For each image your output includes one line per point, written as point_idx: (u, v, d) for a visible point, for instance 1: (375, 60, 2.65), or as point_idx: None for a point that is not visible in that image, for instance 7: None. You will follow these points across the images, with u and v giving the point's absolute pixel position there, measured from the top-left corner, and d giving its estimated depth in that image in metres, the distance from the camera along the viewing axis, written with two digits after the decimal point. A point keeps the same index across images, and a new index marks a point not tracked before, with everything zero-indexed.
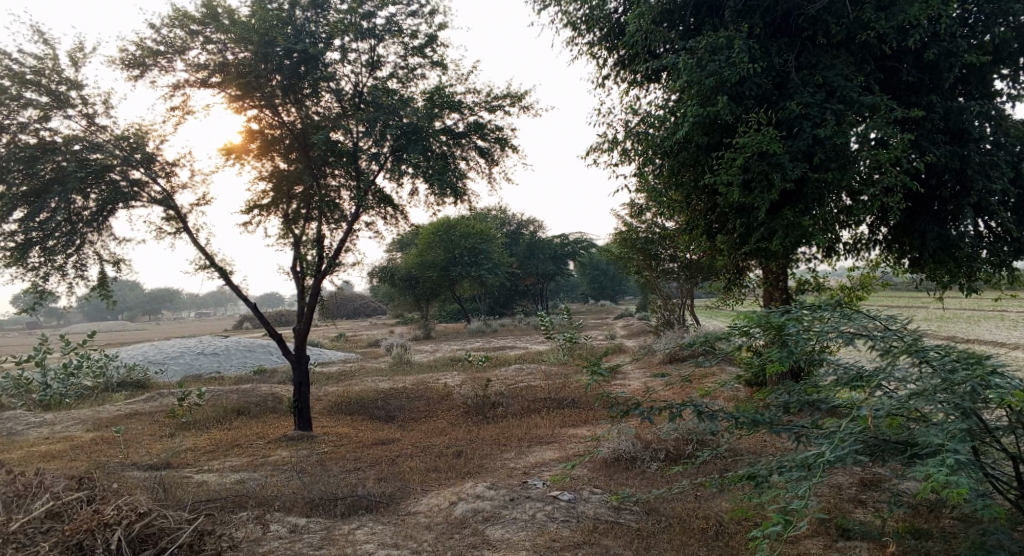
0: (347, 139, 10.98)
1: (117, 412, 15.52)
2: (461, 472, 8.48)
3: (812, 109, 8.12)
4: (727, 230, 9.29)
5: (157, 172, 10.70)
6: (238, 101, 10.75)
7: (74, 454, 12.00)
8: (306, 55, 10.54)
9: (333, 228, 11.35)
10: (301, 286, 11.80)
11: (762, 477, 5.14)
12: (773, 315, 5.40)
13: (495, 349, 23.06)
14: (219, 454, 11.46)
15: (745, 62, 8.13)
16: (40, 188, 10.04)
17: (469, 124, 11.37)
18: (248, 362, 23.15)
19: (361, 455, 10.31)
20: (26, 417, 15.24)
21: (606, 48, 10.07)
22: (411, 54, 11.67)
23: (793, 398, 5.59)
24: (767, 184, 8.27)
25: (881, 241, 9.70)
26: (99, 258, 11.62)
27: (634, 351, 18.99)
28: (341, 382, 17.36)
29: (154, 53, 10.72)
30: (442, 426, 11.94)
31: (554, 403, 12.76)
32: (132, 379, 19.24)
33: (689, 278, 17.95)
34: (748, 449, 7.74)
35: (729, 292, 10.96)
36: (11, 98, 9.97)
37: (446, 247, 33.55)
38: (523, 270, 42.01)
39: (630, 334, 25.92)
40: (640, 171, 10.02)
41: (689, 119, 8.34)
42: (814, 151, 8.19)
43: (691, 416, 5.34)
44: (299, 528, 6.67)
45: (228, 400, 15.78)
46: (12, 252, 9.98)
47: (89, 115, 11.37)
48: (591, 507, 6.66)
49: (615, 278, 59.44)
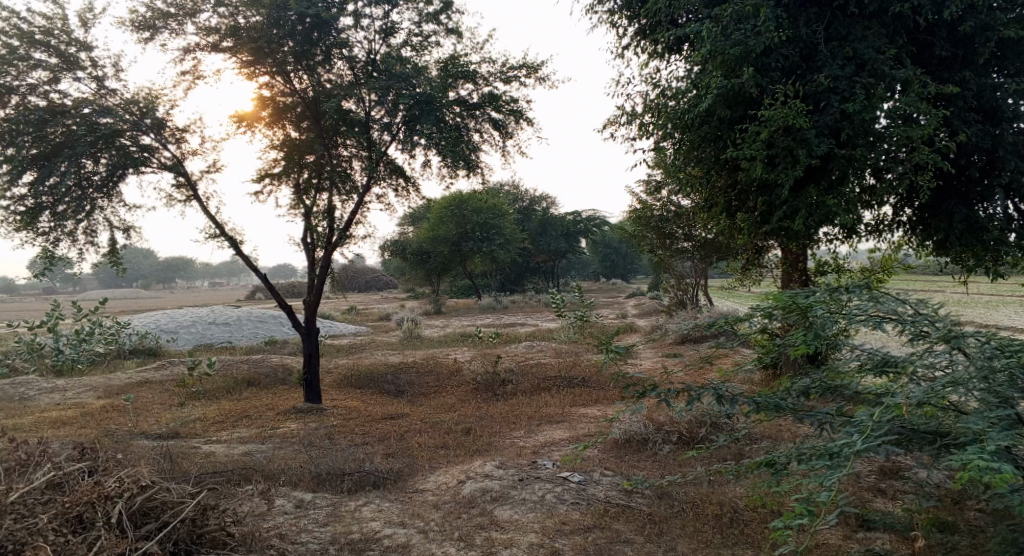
0: (359, 108, 10.76)
1: (128, 380, 15.54)
2: (470, 450, 8.36)
3: (840, 83, 7.85)
4: (748, 208, 9.04)
5: (168, 138, 10.55)
6: (249, 67, 10.55)
7: (83, 421, 11.97)
8: (318, 21, 10.31)
9: (345, 200, 11.16)
10: (312, 258, 11.65)
11: (782, 464, 4.96)
12: (798, 296, 5.17)
13: (505, 326, 22.97)
14: (228, 425, 11.41)
15: (772, 32, 7.84)
16: (51, 152, 9.89)
17: (483, 96, 11.11)
18: (260, 332, 23.13)
19: (370, 430, 10.22)
20: (38, 383, 15.27)
21: (627, 17, 9.77)
22: (426, 22, 11.41)
23: (815, 383, 5.34)
24: (791, 160, 8.01)
25: (906, 222, 9.42)
26: (109, 224, 11.51)
27: (645, 330, 18.81)
28: (350, 355, 17.30)
29: (165, 16, 10.51)
30: (452, 403, 11.82)
31: (565, 382, 12.62)
32: (145, 346, 19.28)
33: (703, 258, 17.72)
34: (763, 434, 7.58)
35: (746, 272, 10.74)
36: (21, 59, 9.80)
37: (459, 222, 33.36)
38: (534, 247, 41.80)
39: (641, 314, 25.74)
40: (659, 145, 9.78)
41: (713, 92, 8.07)
42: (841, 127, 7.92)
43: (710, 399, 5.15)
44: (305, 504, 6.58)
45: (238, 370, 15.76)
46: (23, 217, 9.86)
47: (100, 78, 11.20)
48: (602, 490, 6.52)
49: (627, 257, 59.15)
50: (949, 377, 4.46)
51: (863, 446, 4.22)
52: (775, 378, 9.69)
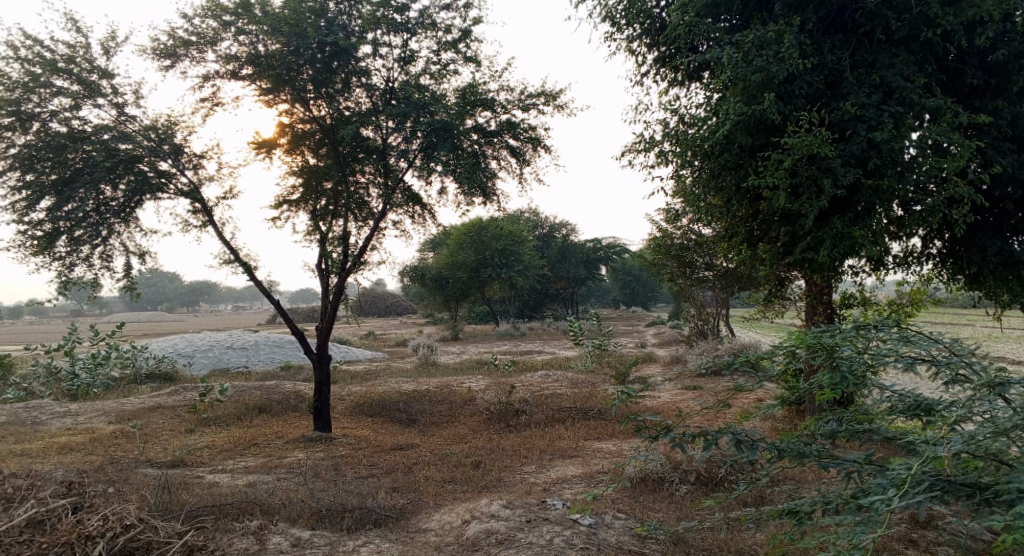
0: (376, 135, 10.59)
1: (141, 405, 15.37)
2: (479, 486, 8.03)
3: (868, 111, 7.55)
4: (771, 239, 8.72)
5: (184, 163, 10.45)
6: (267, 94, 10.45)
7: (91, 447, 11.78)
8: (337, 48, 10.20)
9: (360, 226, 10.98)
10: (325, 285, 11.43)
11: (806, 514, 4.61)
12: (823, 335, 4.85)
13: (522, 354, 22.66)
14: (235, 453, 11.17)
15: (796, 59, 7.58)
16: (70, 178, 9.80)
17: (500, 123, 10.93)
18: (277, 357, 22.95)
19: (378, 461, 9.91)
20: (51, 406, 15.14)
21: (646, 44, 9.56)
22: (444, 49, 11.29)
23: (842, 426, 4.96)
24: (815, 190, 7.70)
25: (935, 255, 9.04)
26: (123, 248, 11.41)
27: (665, 361, 18.40)
28: (364, 382, 17.03)
29: (185, 43, 10.46)
30: (464, 434, 11.51)
31: (580, 414, 12.26)
32: (160, 371, 19.15)
33: (725, 287, 17.36)
34: (788, 477, 7.20)
35: (769, 304, 10.39)
36: (42, 85, 9.76)
37: (478, 248, 33.22)
38: (554, 274, 41.53)
39: (661, 343, 25.33)
40: (678, 173, 9.50)
41: (734, 118, 7.81)
42: (869, 156, 7.62)
43: (728, 444, 4.81)
44: (302, 542, 6.29)
45: (251, 396, 15.55)
46: (39, 242, 9.75)
47: (118, 104, 11.16)
48: (614, 534, 6.17)
49: (648, 285, 58.70)
50: (994, 427, 4.11)
51: (898, 503, 3.85)
52: (799, 416, 9.28)
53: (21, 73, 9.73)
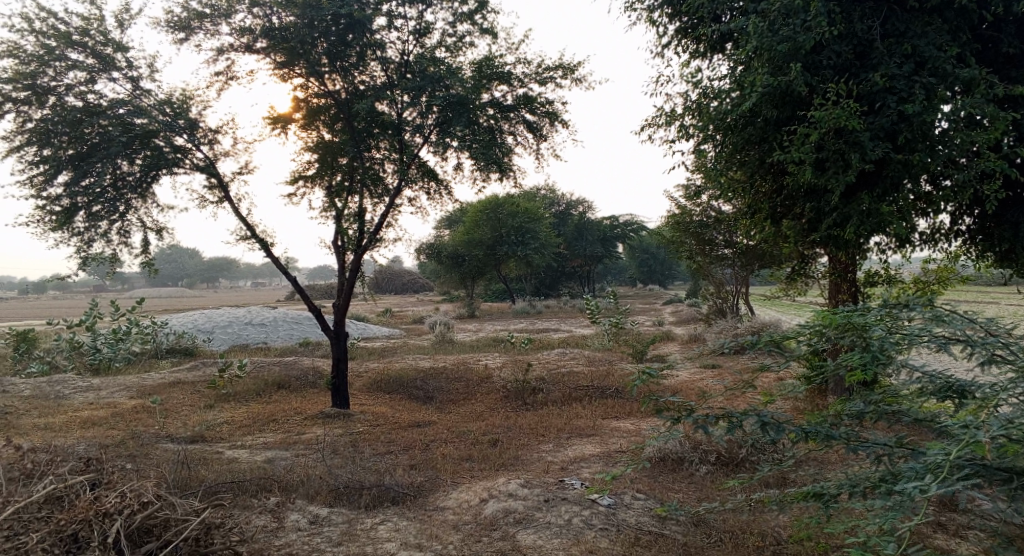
0: (392, 110, 10.46)
1: (161, 380, 15.48)
2: (496, 464, 7.98)
3: (898, 82, 7.33)
4: (795, 215, 8.54)
5: (200, 138, 10.39)
6: (282, 68, 10.34)
7: (112, 422, 11.87)
8: (352, 21, 10.05)
9: (376, 203, 10.89)
10: (342, 262, 11.37)
11: (832, 497, 4.52)
12: (854, 314, 4.71)
13: (538, 331, 22.59)
14: (254, 428, 11.21)
15: (824, 28, 7.36)
16: (86, 152, 9.76)
17: (518, 97, 10.75)
18: (295, 333, 23.03)
19: (395, 438, 9.90)
20: (73, 381, 15.28)
21: (667, 15, 9.34)
22: (460, 21, 11.11)
23: (869, 407, 4.85)
24: (842, 165, 7.50)
25: (964, 232, 8.83)
26: (142, 224, 11.41)
27: (682, 339, 18.26)
28: (381, 359, 17.04)
29: (200, 16, 10.35)
30: (480, 411, 11.47)
31: (597, 392, 12.18)
32: (181, 346, 19.29)
33: (744, 265, 17.15)
34: (810, 458, 7.08)
35: (791, 282, 10.22)
36: (58, 59, 9.70)
37: (494, 225, 33.11)
38: (571, 251, 41.36)
39: (679, 322, 25.17)
40: (700, 148, 9.32)
41: (759, 90, 7.61)
42: (898, 129, 7.41)
43: (753, 426, 4.70)
44: (320, 520, 6.28)
45: (269, 372, 15.61)
46: (58, 217, 9.75)
47: (134, 78, 11.11)
48: (633, 515, 6.10)
49: (665, 263, 58.33)
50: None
51: (934, 487, 3.73)
52: (824, 397, 9.09)
53: (36, 46, 9.66)
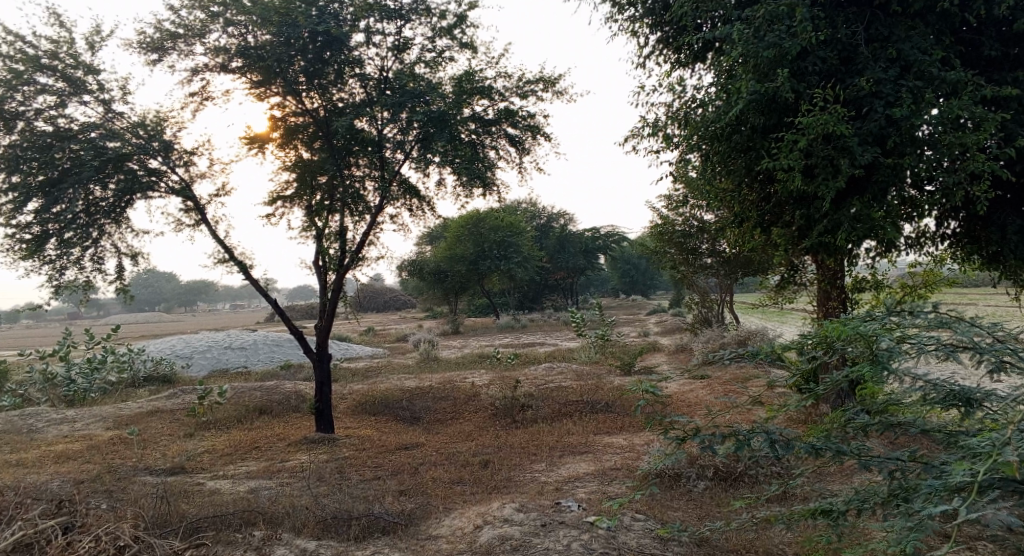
0: (371, 127, 10.27)
1: (139, 409, 15.06)
2: (489, 487, 7.75)
3: (885, 86, 7.28)
4: (784, 223, 8.43)
5: (175, 161, 10.13)
6: (258, 88, 10.13)
7: (89, 455, 11.49)
8: (329, 38, 9.87)
9: (357, 222, 10.66)
10: (323, 283, 11.12)
11: (844, 515, 4.35)
12: (859, 324, 4.58)
13: (524, 346, 22.37)
14: (236, 457, 10.89)
15: (809, 33, 7.29)
16: (57, 178, 9.47)
17: (498, 111, 10.60)
18: (276, 356, 22.64)
19: (383, 462, 9.64)
20: (47, 413, 14.83)
21: (649, 25, 9.24)
22: (438, 37, 10.97)
23: (875, 420, 4.69)
24: (831, 171, 7.42)
25: (950, 236, 8.78)
26: (116, 250, 11.10)
27: (670, 350, 18.12)
28: (365, 380, 16.73)
29: (173, 36, 10.12)
30: (469, 431, 11.23)
31: (587, 407, 11.99)
32: (159, 373, 18.86)
33: (729, 274, 17.08)
34: (809, 469, 6.92)
35: (779, 290, 10.10)
36: (27, 83, 9.42)
37: (476, 241, 32.96)
38: (553, 264, 41.25)
39: (665, 332, 25.05)
40: (685, 157, 9.21)
41: (745, 97, 7.51)
42: (887, 134, 7.35)
43: (761, 444, 4.55)
44: (307, 554, 6.03)
45: (251, 398, 15.26)
46: (28, 245, 9.44)
47: (106, 101, 10.84)
48: (634, 537, 5.90)
49: (646, 273, 58.39)
50: None
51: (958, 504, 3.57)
52: (809, 418, 8.78)
53: (4, 70, 9.38)
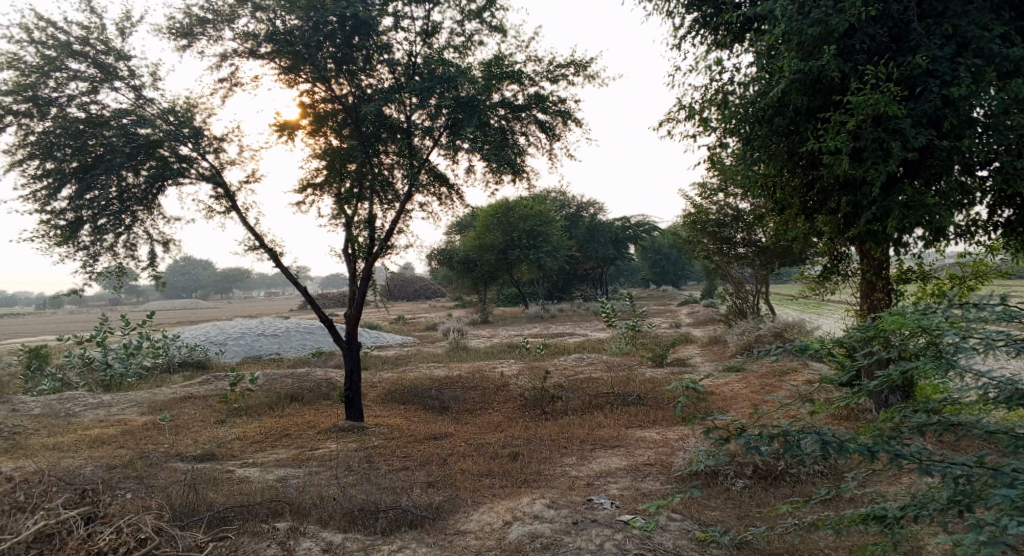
0: (400, 113, 10.10)
1: (172, 395, 15.14)
2: (518, 481, 7.56)
3: (941, 65, 6.94)
4: (829, 210, 8.10)
5: (206, 147, 10.06)
6: (288, 73, 10.02)
7: (123, 440, 11.54)
8: (359, 22, 9.71)
9: (386, 209, 10.52)
10: (353, 270, 10.97)
11: (898, 523, 4.09)
12: (920, 317, 4.31)
13: (553, 336, 22.13)
14: (266, 444, 10.85)
15: (857, 9, 6.96)
16: (90, 164, 9.43)
17: (529, 96, 10.36)
18: (308, 343, 22.69)
19: (411, 452, 9.51)
20: (83, 397, 14.96)
21: (684, 5, 8.92)
22: (468, 19, 10.73)
23: (933, 420, 4.40)
24: (881, 154, 7.12)
25: (1004, 224, 8.33)
26: (148, 237, 11.10)
27: (703, 342, 17.76)
28: (394, 368, 16.64)
29: (202, 21, 10.03)
30: (498, 422, 11.05)
31: (619, 399, 11.74)
32: (193, 359, 18.99)
33: (764, 264, 16.66)
34: (854, 469, 6.62)
35: (820, 282, 9.74)
36: (59, 69, 9.38)
37: (505, 229, 32.78)
38: (583, 254, 40.87)
39: (697, 323, 24.63)
40: (723, 143, 8.90)
41: (789, 76, 7.20)
42: (942, 115, 7.02)
43: (812, 445, 4.34)
44: (333, 548, 5.91)
45: (282, 384, 15.26)
46: (63, 231, 9.44)
47: (137, 86, 10.81)
48: (670, 538, 5.69)
49: (678, 264, 57.69)
50: None
51: None
52: (851, 420, 8.43)
53: (36, 57, 9.36)
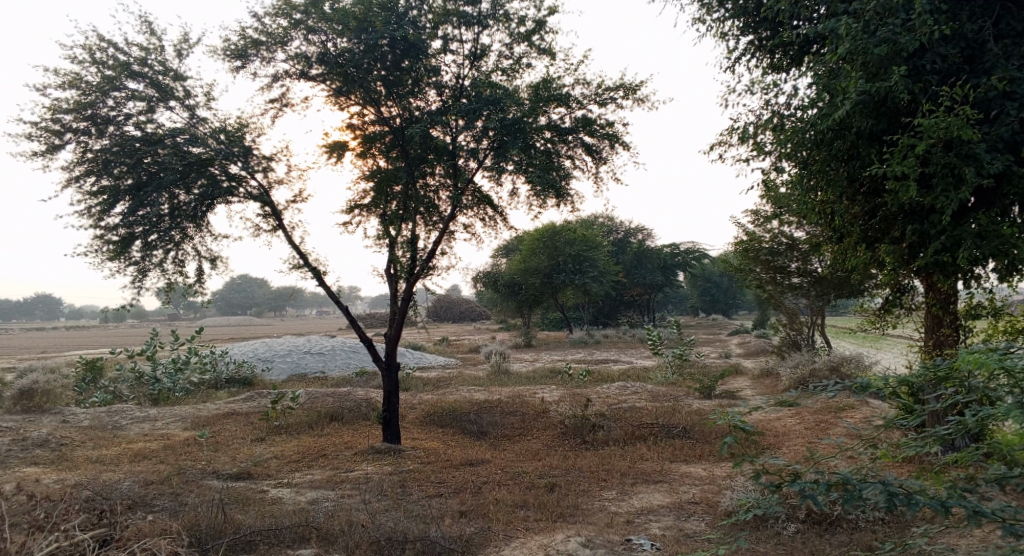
0: (446, 134, 9.95)
1: (216, 411, 15.14)
2: (554, 515, 7.20)
3: (1019, 87, 6.50)
4: (892, 239, 7.63)
5: (255, 166, 10.04)
6: (338, 95, 9.99)
7: (163, 455, 11.52)
8: (409, 45, 9.63)
9: (430, 230, 10.35)
10: (394, 290, 10.78)
11: None
12: (1003, 358, 3.90)
13: (597, 363, 21.68)
14: (303, 464, 10.69)
15: (929, 27, 6.56)
16: (143, 182, 9.47)
17: (576, 119, 10.13)
18: (352, 362, 22.65)
19: (446, 478, 9.22)
20: (131, 410, 15.07)
21: (741, 27, 8.61)
22: (517, 42, 10.59)
23: (1015, 473, 3.97)
24: (952, 181, 6.68)
25: None
26: (196, 253, 11.14)
27: (753, 374, 17.12)
28: (434, 390, 16.40)
29: (256, 43, 10.07)
30: (536, 450, 10.71)
31: (663, 431, 11.28)
32: (240, 375, 19.07)
33: (820, 295, 16.00)
34: (919, 520, 6.09)
35: (881, 314, 9.19)
36: (117, 89, 9.48)
37: (552, 253, 32.49)
38: (630, 279, 40.30)
39: (747, 354, 23.87)
40: (780, 168, 8.51)
41: (853, 97, 6.82)
42: (1020, 140, 6.56)
43: (876, 495, 4.00)
44: None
45: (323, 403, 15.16)
46: (113, 247, 9.49)
47: (192, 106, 10.90)
48: None
49: (729, 292, 56.51)
50: None
51: None
52: (913, 463, 7.86)
53: (97, 77, 9.48)
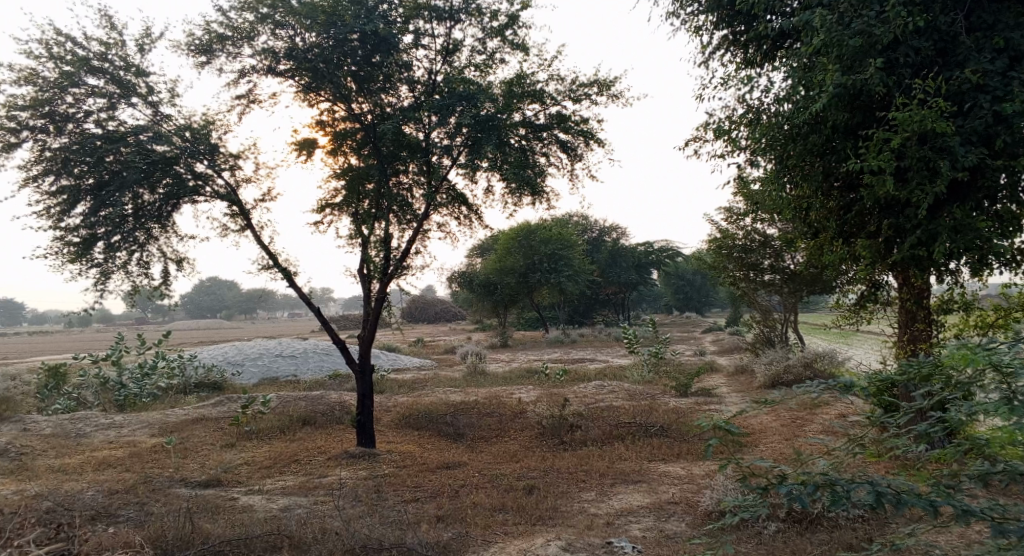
0: (418, 131, 9.76)
1: (185, 417, 14.78)
2: (531, 518, 7.06)
3: (992, 79, 6.50)
4: (869, 233, 7.60)
5: (222, 164, 9.77)
6: (307, 92, 9.76)
7: (129, 463, 11.18)
8: (379, 39, 9.44)
9: (403, 229, 10.15)
10: (367, 291, 10.57)
11: None
12: (991, 353, 3.84)
13: (573, 362, 21.59)
14: (274, 470, 10.43)
15: (904, 19, 6.53)
16: (105, 181, 9.15)
17: (551, 116, 10.00)
18: (325, 365, 22.34)
19: (422, 482, 9.05)
20: (96, 417, 14.66)
21: (716, 22, 8.54)
22: (490, 37, 10.43)
23: (1002, 469, 3.91)
24: (927, 175, 6.66)
25: None
26: (162, 255, 10.83)
27: (729, 372, 17.12)
28: (410, 392, 16.18)
29: (221, 38, 9.80)
30: (514, 451, 10.58)
31: (641, 430, 11.20)
32: (209, 380, 18.67)
33: (793, 292, 16.06)
34: (901, 516, 6.05)
35: (858, 309, 9.18)
36: (77, 85, 9.15)
37: (526, 253, 32.36)
38: (605, 279, 40.32)
39: (722, 352, 23.95)
40: (756, 163, 8.46)
41: (829, 90, 6.77)
42: (995, 132, 6.56)
43: (865, 494, 3.91)
44: None
45: (295, 407, 14.87)
46: (75, 249, 9.17)
47: (155, 103, 10.59)
48: None
49: (702, 290, 56.83)
50: None
51: None
52: (892, 458, 7.84)
53: (55, 73, 9.14)
